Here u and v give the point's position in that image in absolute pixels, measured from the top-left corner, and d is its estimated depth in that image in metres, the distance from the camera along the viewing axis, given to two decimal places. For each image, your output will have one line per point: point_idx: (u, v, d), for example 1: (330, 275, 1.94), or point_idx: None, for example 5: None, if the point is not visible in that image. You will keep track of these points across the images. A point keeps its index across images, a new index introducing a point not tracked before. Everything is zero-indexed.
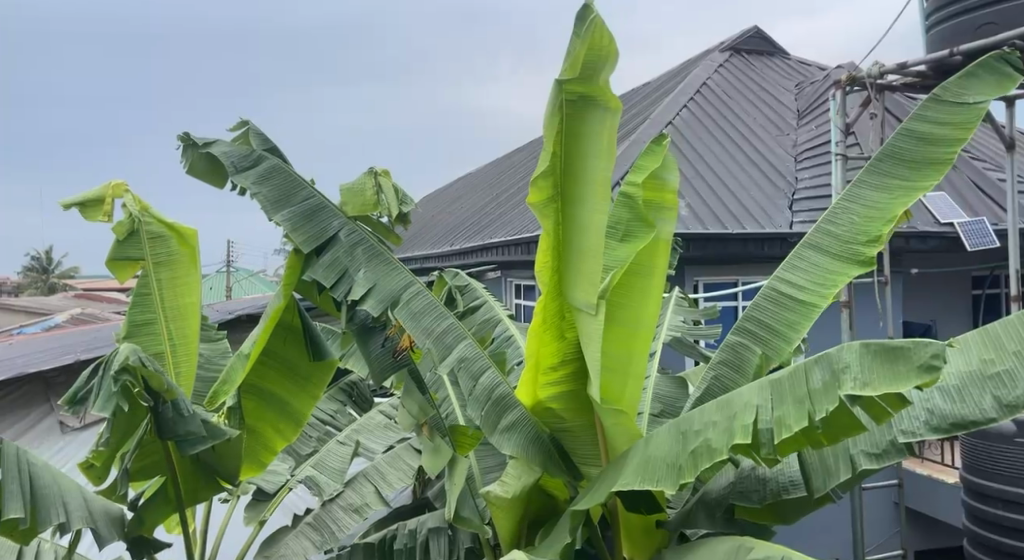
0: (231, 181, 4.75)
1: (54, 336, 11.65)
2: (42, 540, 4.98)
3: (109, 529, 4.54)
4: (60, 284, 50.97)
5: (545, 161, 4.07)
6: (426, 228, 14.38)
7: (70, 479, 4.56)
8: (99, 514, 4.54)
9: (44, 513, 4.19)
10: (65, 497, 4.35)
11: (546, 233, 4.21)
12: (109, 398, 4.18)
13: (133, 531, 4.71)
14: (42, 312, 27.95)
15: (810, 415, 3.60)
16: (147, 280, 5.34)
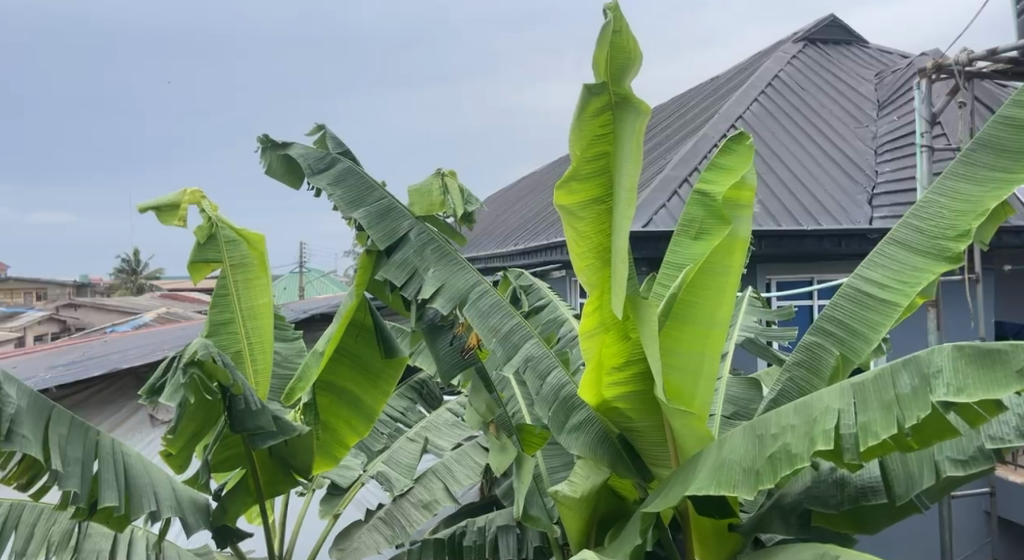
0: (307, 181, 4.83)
1: (140, 335, 12.06)
2: (135, 527, 5.12)
3: (195, 518, 4.71)
4: (145, 284, 53.02)
5: (575, 165, 3.97)
6: (494, 227, 14.38)
7: (159, 469, 4.76)
8: (186, 504, 4.70)
9: (138, 501, 4.36)
10: (155, 487, 4.53)
11: (584, 236, 4.08)
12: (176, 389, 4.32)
13: (218, 521, 4.86)
14: (130, 313, 29.06)
15: (899, 424, 3.49)
16: (224, 282, 5.45)
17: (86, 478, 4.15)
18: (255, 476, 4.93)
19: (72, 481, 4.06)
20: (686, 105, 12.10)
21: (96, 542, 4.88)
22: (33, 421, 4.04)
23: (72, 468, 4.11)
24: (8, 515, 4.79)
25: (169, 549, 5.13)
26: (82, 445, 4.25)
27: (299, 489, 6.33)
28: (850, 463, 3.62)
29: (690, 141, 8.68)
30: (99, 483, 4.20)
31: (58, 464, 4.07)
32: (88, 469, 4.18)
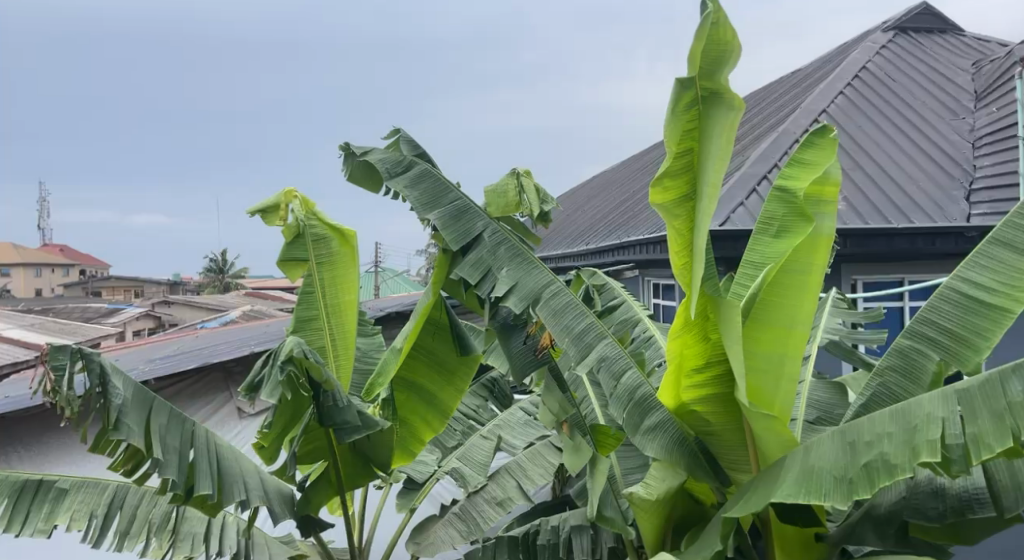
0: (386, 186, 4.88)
1: (226, 331, 12.44)
2: (226, 514, 5.35)
3: (280, 507, 4.86)
4: (231, 282, 54.97)
5: (666, 162, 3.92)
6: (567, 224, 14.31)
7: (247, 460, 4.94)
8: (273, 494, 4.88)
9: (229, 490, 4.51)
10: (246, 477, 4.70)
11: (675, 234, 4.02)
12: (275, 386, 4.37)
13: (301, 511, 5.01)
14: (217, 310, 30.08)
15: (1014, 435, 3.38)
16: (311, 279, 5.59)
17: (183, 466, 4.33)
18: (337, 469, 5.04)
19: (171, 469, 4.25)
20: (767, 99, 11.79)
21: (192, 526, 5.09)
22: (136, 411, 4.25)
23: (172, 456, 4.29)
24: (114, 496, 4.98)
25: (258, 536, 5.31)
26: (179, 436, 4.45)
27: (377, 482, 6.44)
28: (956, 474, 3.50)
29: (770, 137, 8.45)
30: (195, 471, 4.38)
31: (157, 453, 4.26)
32: (184, 458, 4.37)
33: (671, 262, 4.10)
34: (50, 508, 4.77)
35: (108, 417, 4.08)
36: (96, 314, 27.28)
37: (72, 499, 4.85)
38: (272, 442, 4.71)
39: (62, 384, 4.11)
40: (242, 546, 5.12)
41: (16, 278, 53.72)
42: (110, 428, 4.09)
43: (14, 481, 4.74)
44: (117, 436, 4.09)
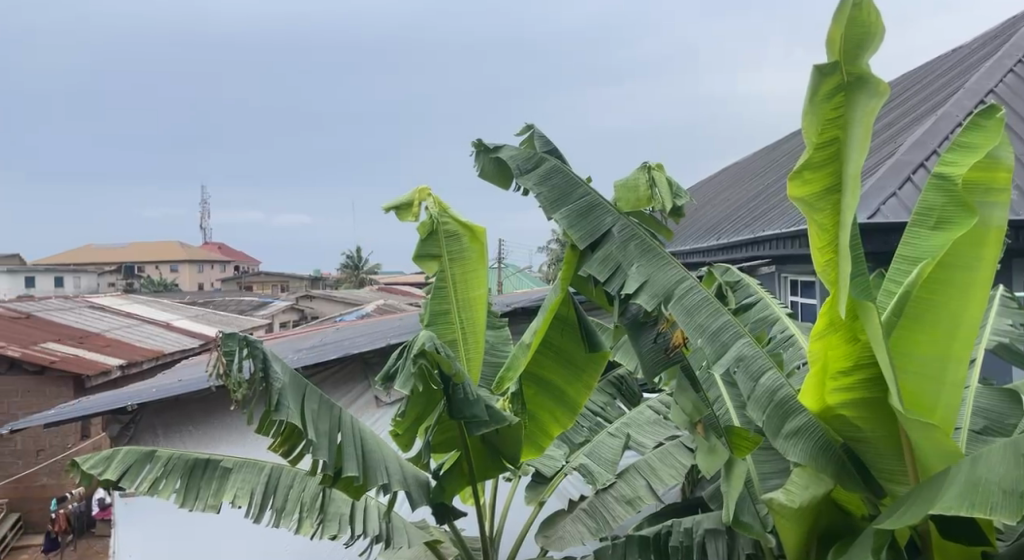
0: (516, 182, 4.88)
1: (363, 324, 12.88)
2: (368, 498, 5.55)
3: (417, 495, 4.98)
4: (365, 279, 57.08)
5: (805, 154, 3.71)
6: (698, 217, 13.93)
7: (386, 447, 5.10)
8: (412, 482, 5.00)
9: (373, 473, 4.65)
10: (387, 463, 4.83)
11: (813, 229, 3.79)
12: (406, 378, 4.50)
13: (437, 498, 5.06)
14: (354, 305, 31.27)
15: None
16: (443, 275, 5.68)
17: (334, 449, 4.49)
18: (469, 460, 5.09)
19: (324, 450, 4.41)
20: (920, 81, 11.03)
21: (338, 507, 5.36)
22: (293, 395, 4.48)
23: (325, 439, 4.46)
24: (270, 476, 5.34)
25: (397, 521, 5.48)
26: (329, 420, 4.64)
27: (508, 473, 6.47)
28: None
29: (927, 121, 7.88)
30: (344, 453, 4.53)
31: (312, 435, 4.44)
32: (333, 440, 4.54)
33: (811, 259, 3.87)
34: (216, 487, 5.17)
35: (271, 398, 4.31)
36: (248, 307, 29.05)
37: (235, 478, 5.25)
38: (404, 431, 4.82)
39: (233, 366, 4.27)
40: (383, 529, 5.27)
41: (180, 274, 58.00)
42: (272, 409, 4.32)
43: (185, 461, 5.24)
44: (278, 417, 4.32)
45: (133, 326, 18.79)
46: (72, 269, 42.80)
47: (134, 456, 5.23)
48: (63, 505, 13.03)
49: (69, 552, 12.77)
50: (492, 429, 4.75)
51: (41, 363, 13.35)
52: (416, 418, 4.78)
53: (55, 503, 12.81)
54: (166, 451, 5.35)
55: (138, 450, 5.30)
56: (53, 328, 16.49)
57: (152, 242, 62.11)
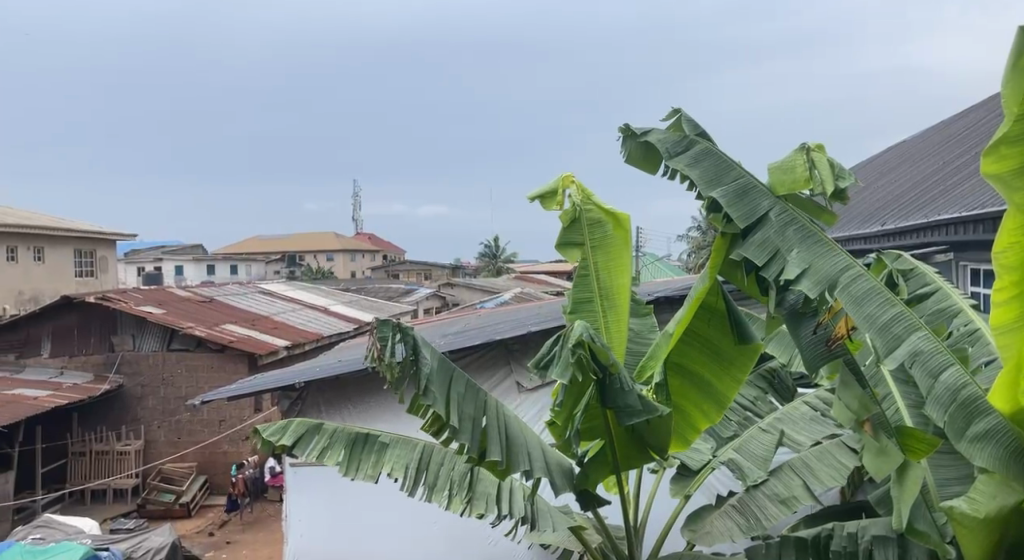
0: (665, 166, 4.71)
1: (509, 310, 12.99)
2: (512, 479, 5.58)
3: (560, 481, 4.96)
4: (504, 268, 57.93)
5: (1004, 126, 3.33)
6: (859, 201, 13.09)
7: (532, 436, 5.04)
8: (554, 467, 4.99)
9: (517, 459, 4.64)
10: (529, 449, 4.80)
11: (1009, 211, 3.42)
12: (565, 365, 4.44)
13: (579, 485, 5.04)
14: (494, 293, 31.77)
15: None
16: (587, 263, 5.59)
17: (476, 433, 4.55)
18: (613, 447, 4.95)
19: (464, 436, 4.48)
20: None
21: (486, 487, 5.33)
22: (439, 382, 4.52)
23: (467, 423, 4.53)
24: (422, 454, 5.48)
25: (541, 506, 5.45)
26: (474, 405, 4.67)
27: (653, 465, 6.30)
28: None
29: None
30: (486, 438, 4.57)
31: (455, 420, 4.49)
32: (477, 424, 4.59)
33: (993, 243, 3.52)
34: (375, 458, 5.42)
35: (419, 383, 4.40)
36: (396, 294, 30.12)
37: (391, 452, 5.45)
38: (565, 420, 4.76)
39: (386, 351, 4.39)
40: (528, 511, 5.26)
41: (334, 263, 61.11)
42: (420, 393, 4.41)
43: (348, 434, 5.50)
44: (424, 401, 4.40)
45: (296, 310, 19.93)
46: (242, 258, 46.12)
47: (304, 427, 5.54)
48: (242, 470, 14.07)
49: (248, 513, 13.79)
50: (644, 419, 4.61)
51: (221, 342, 14.41)
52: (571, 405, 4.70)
53: (235, 469, 13.86)
54: (332, 424, 5.63)
55: (309, 421, 5.61)
56: (227, 310, 17.76)
57: (311, 233, 65.76)
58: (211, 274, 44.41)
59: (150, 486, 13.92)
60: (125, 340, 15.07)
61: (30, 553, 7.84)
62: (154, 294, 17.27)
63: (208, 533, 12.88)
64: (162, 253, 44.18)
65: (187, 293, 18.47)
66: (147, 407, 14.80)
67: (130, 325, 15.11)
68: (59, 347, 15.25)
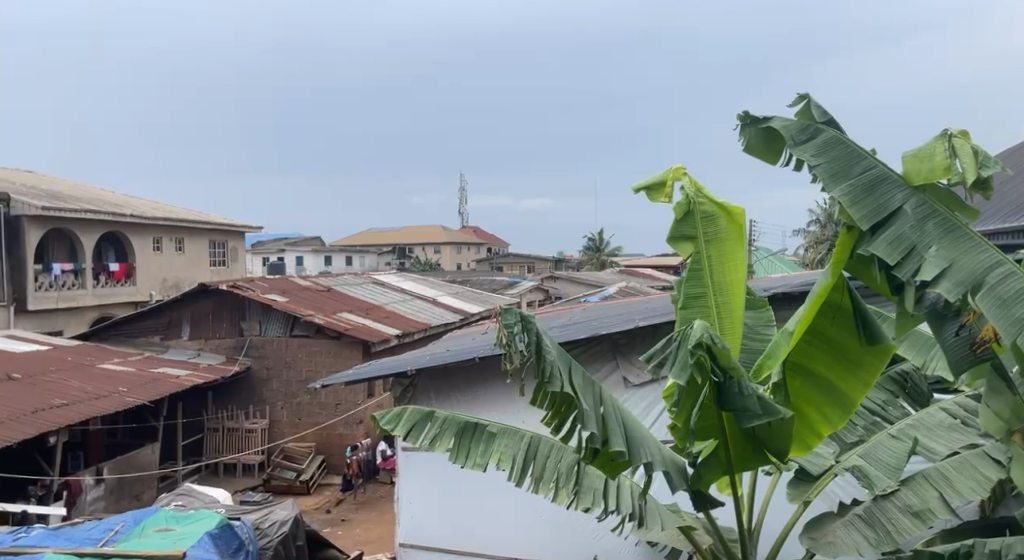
0: (788, 154, 4.57)
1: (617, 304, 12.90)
2: (621, 477, 5.52)
3: (675, 478, 4.90)
4: (610, 262, 57.52)
5: None
6: (993, 196, 12.30)
7: (647, 433, 5.01)
8: (670, 464, 4.94)
9: (639, 451, 4.68)
10: (646, 445, 4.82)
11: None
12: (683, 366, 4.37)
13: (694, 485, 4.96)
14: (597, 286, 31.68)
15: None
16: (698, 257, 5.46)
17: (599, 421, 4.54)
18: (727, 447, 4.85)
19: (591, 423, 4.45)
20: None
21: (592, 481, 5.35)
22: (563, 369, 4.55)
23: (591, 412, 4.51)
24: (531, 443, 5.51)
25: (649, 501, 5.46)
26: (592, 397, 4.66)
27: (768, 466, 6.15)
28: None
29: None
30: (608, 428, 4.56)
31: (582, 406, 4.49)
32: (598, 414, 4.58)
33: None
34: (483, 449, 5.44)
35: (544, 370, 4.40)
36: (500, 286, 30.41)
37: (499, 443, 5.47)
38: (686, 418, 4.67)
39: (515, 339, 4.44)
40: (637, 509, 5.24)
41: (442, 255, 62.30)
42: (544, 380, 4.41)
43: (457, 422, 5.56)
44: (549, 388, 4.40)
45: (406, 300, 20.49)
46: (356, 249, 47.65)
47: (416, 417, 5.67)
48: (355, 452, 14.62)
49: (361, 493, 14.33)
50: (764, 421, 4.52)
51: (338, 330, 14.99)
52: (689, 405, 4.62)
53: (349, 450, 14.43)
54: (443, 412, 5.72)
55: (422, 409, 5.74)
56: (342, 299, 18.44)
57: (420, 226, 67.39)
58: (328, 264, 46.13)
59: (274, 463, 14.68)
60: (253, 325, 15.88)
61: (172, 518, 8.43)
62: (277, 282, 18.12)
63: (326, 510, 13.48)
64: (284, 245, 46.42)
65: (307, 282, 19.25)
66: (271, 388, 15.58)
67: (257, 310, 15.87)
68: (196, 330, 16.25)
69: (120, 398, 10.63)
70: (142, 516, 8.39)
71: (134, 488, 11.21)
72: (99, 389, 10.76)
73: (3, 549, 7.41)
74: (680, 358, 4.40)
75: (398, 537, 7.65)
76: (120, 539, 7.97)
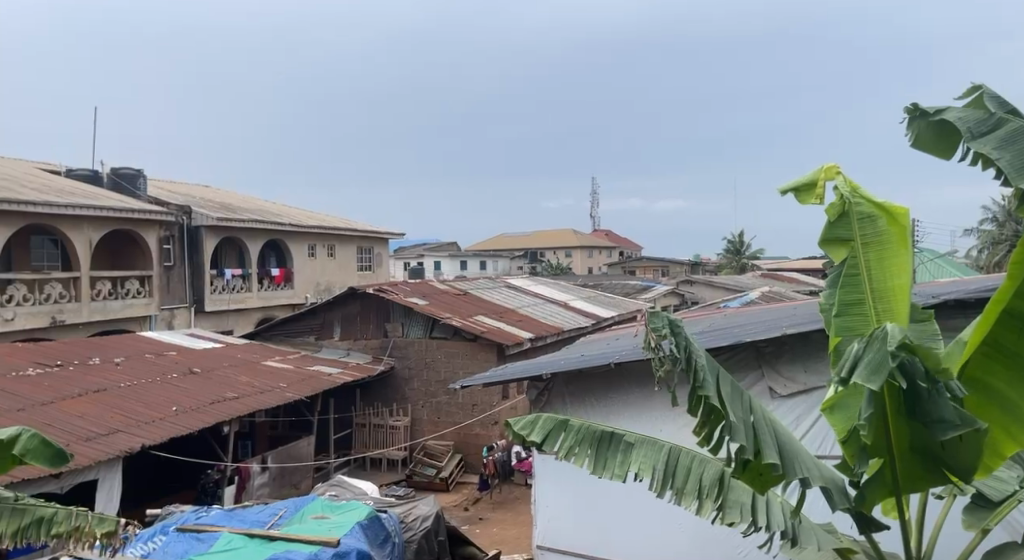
0: (966, 149, 4.42)
1: (758, 310, 12.68)
2: (772, 494, 5.36)
3: (837, 497, 4.76)
4: (750, 265, 55.77)
5: None
6: None
7: (802, 448, 4.92)
8: (830, 482, 4.80)
9: (792, 468, 4.62)
10: (802, 461, 4.75)
11: None
12: (878, 370, 4.11)
13: (857, 508, 4.75)
14: (737, 290, 30.85)
15: None
16: (856, 261, 5.30)
17: (749, 434, 4.54)
18: (894, 466, 4.57)
19: (741, 435, 4.47)
20: None
21: (738, 495, 5.21)
22: (711, 375, 4.59)
23: (741, 423, 4.53)
24: (670, 452, 5.35)
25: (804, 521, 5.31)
26: (741, 405, 4.69)
27: (940, 491, 5.95)
28: None
29: None
30: (760, 440, 4.57)
31: (731, 416, 4.51)
32: (747, 424, 4.59)
33: None
34: (621, 459, 5.34)
35: (693, 375, 4.47)
36: (634, 291, 30.24)
37: (637, 453, 5.34)
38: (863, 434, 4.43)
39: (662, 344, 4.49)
40: (790, 527, 5.04)
41: (574, 259, 62.60)
42: (694, 385, 4.47)
43: (593, 432, 5.47)
44: (699, 391, 4.44)
45: (541, 304, 20.84)
46: (491, 254, 48.58)
47: (551, 424, 5.61)
48: (492, 452, 15.04)
49: (497, 493, 14.74)
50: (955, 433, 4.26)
51: (475, 333, 15.49)
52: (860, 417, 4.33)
53: (487, 450, 14.89)
54: (579, 421, 5.65)
55: (555, 418, 5.67)
56: (480, 303, 19.01)
57: (554, 230, 67.92)
58: (464, 269, 47.42)
59: (416, 459, 15.36)
60: (397, 326, 16.65)
61: (328, 508, 9.05)
62: (419, 286, 18.91)
63: (464, 508, 13.97)
64: (423, 250, 48.16)
65: (446, 286, 19.96)
66: (413, 388, 16.27)
67: (400, 312, 16.62)
68: (346, 331, 17.21)
69: (281, 392, 11.49)
70: (302, 504, 9.06)
71: (294, 477, 12.09)
72: (264, 384, 11.67)
73: (188, 526, 8.23)
74: (874, 360, 4.16)
75: (536, 539, 7.94)
76: (284, 523, 8.64)
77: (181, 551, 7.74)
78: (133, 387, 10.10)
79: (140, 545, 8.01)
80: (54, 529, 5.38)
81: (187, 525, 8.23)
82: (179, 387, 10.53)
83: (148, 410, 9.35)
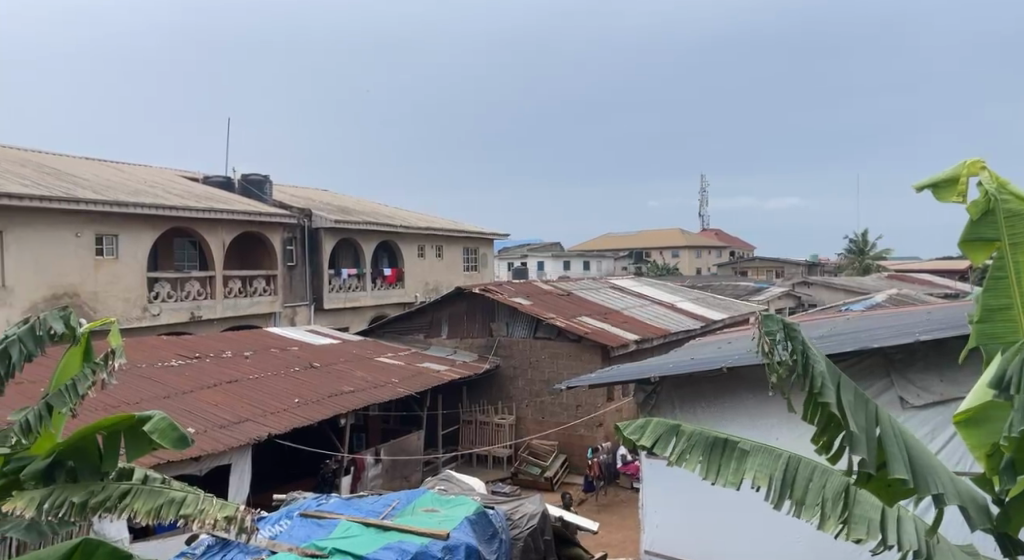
0: None
1: (881, 315, 12.21)
2: (903, 509, 5.12)
3: (977, 518, 4.49)
4: (871, 267, 53.35)
5: None
6: None
7: (937, 463, 4.69)
8: (967, 499, 4.56)
9: (924, 482, 4.42)
10: (936, 475, 4.52)
11: None
12: None
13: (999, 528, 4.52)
14: (858, 293, 29.60)
15: None
16: (1002, 263, 5.00)
17: (873, 446, 4.42)
18: None
19: (861, 446, 4.36)
20: None
21: (866, 510, 4.93)
22: (831, 384, 4.50)
23: (863, 434, 4.41)
24: (788, 461, 5.25)
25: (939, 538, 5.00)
26: (865, 416, 4.54)
27: None
28: None
29: None
30: (887, 451, 4.42)
31: (852, 425, 4.40)
32: (871, 436, 4.45)
33: None
34: (735, 467, 5.24)
35: (813, 382, 4.44)
36: (747, 292, 29.51)
37: (752, 460, 5.24)
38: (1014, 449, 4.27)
39: (777, 348, 4.55)
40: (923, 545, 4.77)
41: (682, 259, 61.71)
42: (816, 392, 4.44)
43: (706, 438, 5.38)
44: (823, 400, 4.42)
45: (650, 306, 20.72)
46: (596, 255, 48.36)
47: (661, 428, 5.56)
48: (596, 454, 15.08)
49: (602, 495, 14.74)
50: None
51: (580, 333, 15.56)
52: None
53: (591, 452, 14.97)
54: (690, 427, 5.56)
55: (666, 423, 5.61)
56: (586, 304, 19.08)
57: (661, 230, 67.00)
58: (569, 269, 47.47)
59: (521, 458, 15.58)
60: (502, 326, 16.92)
61: (437, 501, 9.34)
62: (524, 287, 19.15)
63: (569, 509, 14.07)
64: (529, 251, 48.48)
65: (551, 287, 20.11)
66: (521, 388, 16.48)
67: (505, 313, 16.89)
68: (454, 330, 17.60)
69: (395, 389, 11.91)
70: (413, 497, 9.39)
71: (405, 471, 12.51)
72: (378, 380, 12.14)
73: (310, 512, 8.70)
74: None
75: (644, 544, 7.99)
76: (396, 513, 8.97)
77: (304, 535, 8.20)
78: (260, 379, 10.70)
79: (268, 528, 8.53)
80: (183, 510, 4.95)
81: (309, 511, 8.70)
82: (301, 380, 11.08)
83: (273, 402, 9.89)
